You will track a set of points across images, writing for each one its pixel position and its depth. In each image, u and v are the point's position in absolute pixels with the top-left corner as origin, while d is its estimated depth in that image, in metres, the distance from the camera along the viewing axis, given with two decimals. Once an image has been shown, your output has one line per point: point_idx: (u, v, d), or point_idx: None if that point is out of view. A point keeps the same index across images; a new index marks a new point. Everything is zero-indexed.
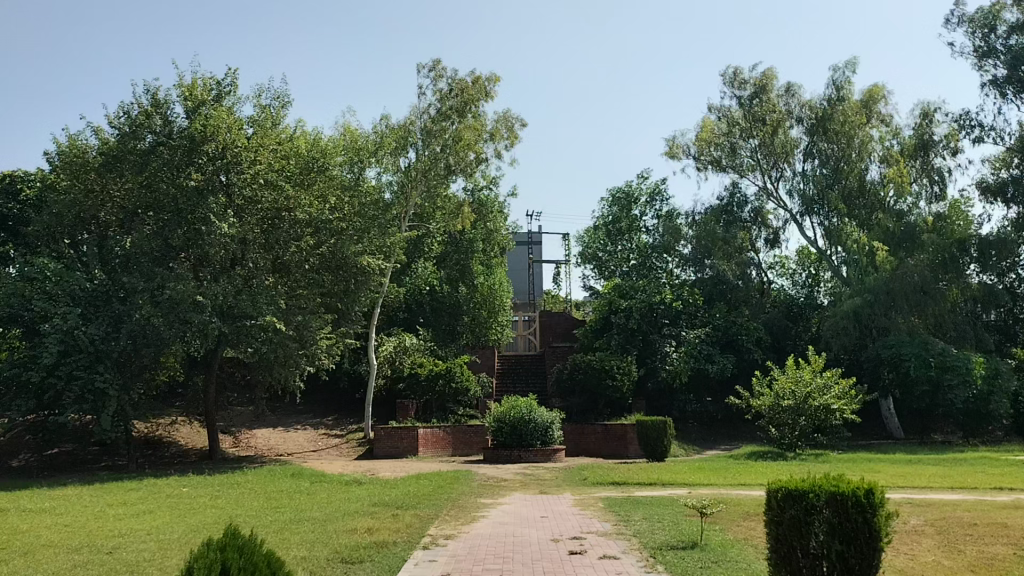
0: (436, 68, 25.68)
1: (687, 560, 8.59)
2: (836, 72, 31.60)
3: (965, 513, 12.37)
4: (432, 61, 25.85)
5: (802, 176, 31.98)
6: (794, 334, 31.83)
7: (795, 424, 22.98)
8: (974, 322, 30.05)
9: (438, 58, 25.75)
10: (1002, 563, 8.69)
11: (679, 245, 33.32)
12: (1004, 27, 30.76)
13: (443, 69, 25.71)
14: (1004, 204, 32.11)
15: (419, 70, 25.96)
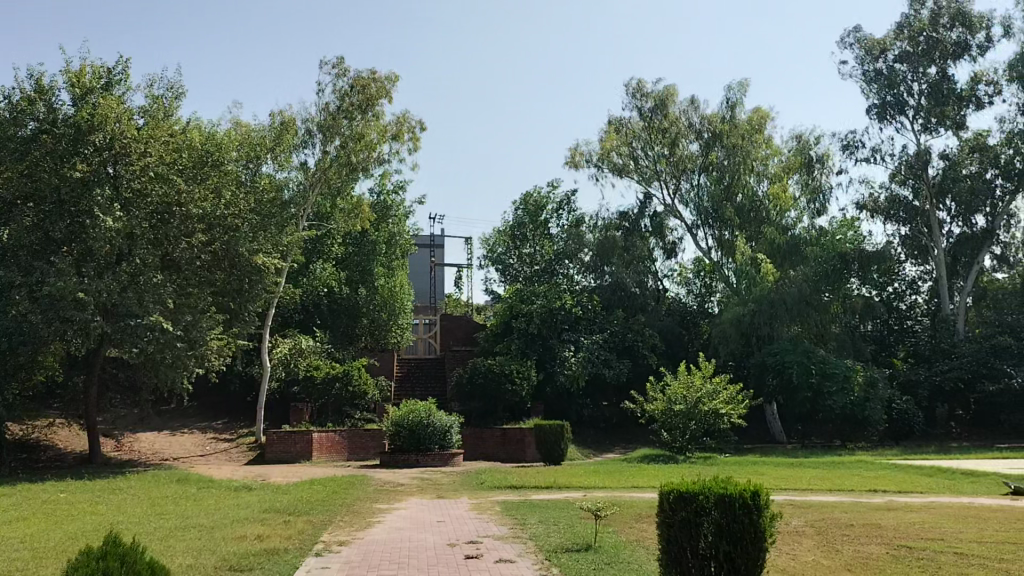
0: (339, 65, 25.26)
1: (582, 562, 8.71)
2: (728, 91, 32.69)
3: (843, 514, 13.00)
4: (336, 58, 25.40)
5: (698, 189, 33.01)
6: (685, 342, 32.90)
7: (685, 428, 23.61)
8: (853, 333, 31.61)
9: (341, 55, 25.33)
10: (876, 562, 9.19)
11: (581, 253, 33.82)
12: (889, 54, 32.53)
13: (345, 67, 25.31)
14: (884, 221, 33.87)
15: (320, 66, 25.43)
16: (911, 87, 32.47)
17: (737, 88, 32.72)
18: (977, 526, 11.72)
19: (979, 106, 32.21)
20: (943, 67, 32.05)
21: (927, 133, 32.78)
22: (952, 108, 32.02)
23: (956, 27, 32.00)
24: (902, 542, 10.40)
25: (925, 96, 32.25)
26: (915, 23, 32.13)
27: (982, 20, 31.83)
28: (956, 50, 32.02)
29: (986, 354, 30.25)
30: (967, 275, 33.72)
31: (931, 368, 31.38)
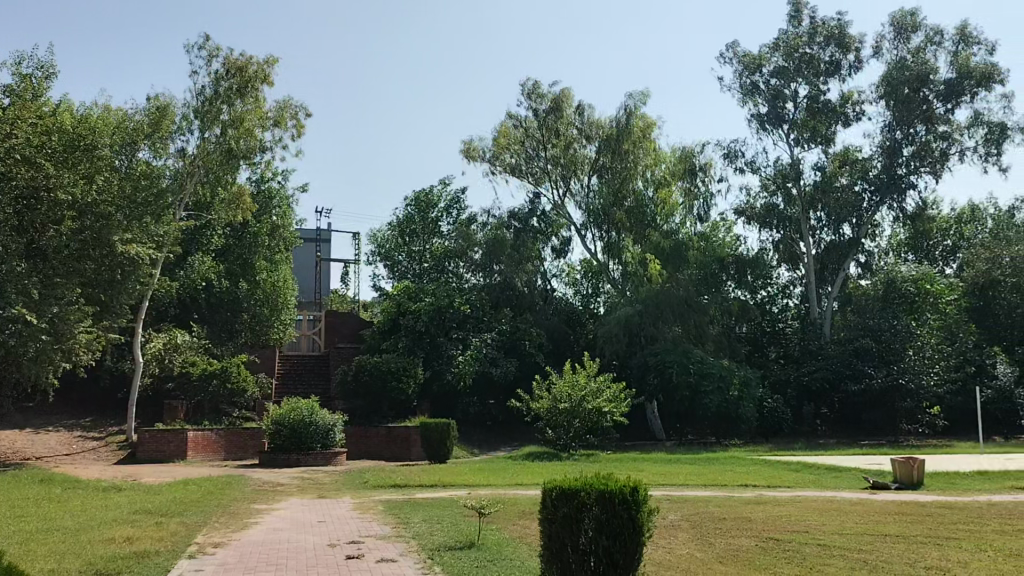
0: (208, 46, 24.34)
1: (464, 560, 8.68)
2: (631, 100, 33.28)
3: (717, 508, 13.48)
4: (204, 39, 24.42)
5: (589, 192, 33.60)
6: (571, 341, 33.62)
7: (569, 426, 24.05)
8: (730, 335, 32.92)
9: (209, 36, 24.42)
10: (745, 553, 9.56)
11: (471, 252, 33.84)
12: (765, 69, 34.04)
13: (215, 48, 24.42)
14: (761, 228, 35.30)
15: (187, 47, 24.40)
16: (788, 101, 34.00)
17: (638, 98, 33.30)
18: (838, 518, 12.38)
19: (850, 122, 34.07)
20: (816, 84, 33.72)
21: (800, 146, 34.49)
22: (825, 123, 33.79)
23: (831, 46, 33.75)
24: (770, 534, 10.86)
25: (800, 110, 33.85)
26: (792, 41, 33.71)
27: (854, 41, 33.68)
28: (830, 68, 33.82)
29: (851, 356, 32.11)
30: (834, 281, 35.63)
31: (800, 369, 33.11)
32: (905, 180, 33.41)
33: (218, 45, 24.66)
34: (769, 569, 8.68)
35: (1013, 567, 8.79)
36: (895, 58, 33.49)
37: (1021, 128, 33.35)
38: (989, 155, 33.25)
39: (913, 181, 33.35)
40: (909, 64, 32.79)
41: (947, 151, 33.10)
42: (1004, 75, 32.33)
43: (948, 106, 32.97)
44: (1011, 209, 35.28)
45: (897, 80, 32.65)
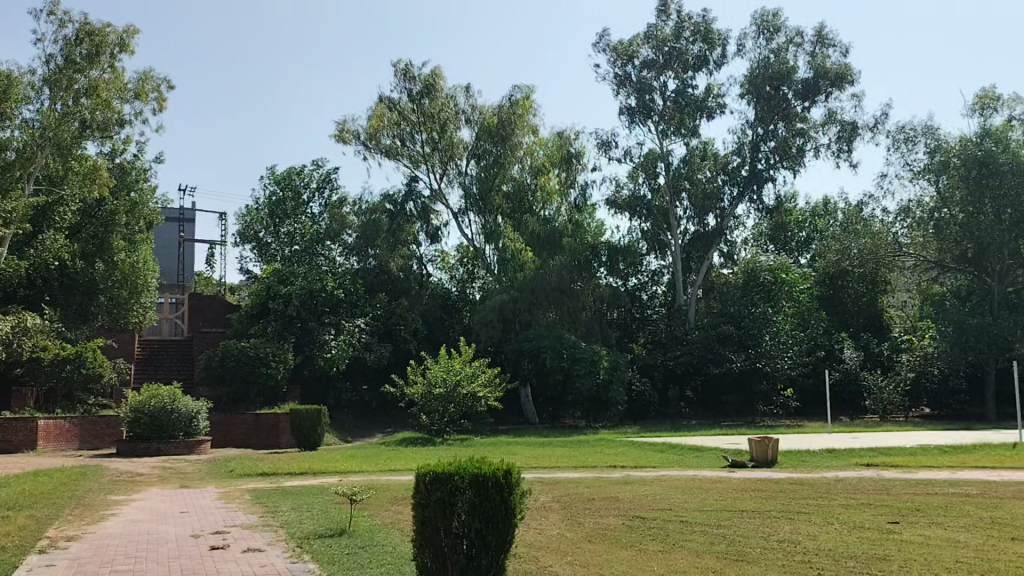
0: (56, 12, 22.76)
1: (334, 547, 8.52)
2: (515, 90, 33.40)
3: (586, 489, 13.80)
4: (53, 4, 22.90)
5: (466, 176, 33.56)
6: (447, 326, 34.03)
7: (444, 411, 24.00)
8: (601, 320, 33.80)
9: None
10: (612, 532, 9.84)
11: (344, 234, 33.34)
12: (636, 60, 34.94)
13: (65, 13, 22.90)
14: (631, 217, 36.10)
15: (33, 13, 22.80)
16: (658, 93, 34.96)
17: (523, 89, 33.47)
18: (700, 496, 12.92)
19: (715, 116, 35.39)
20: (683, 78, 34.93)
21: (667, 138, 35.65)
22: (690, 117, 35.02)
23: (698, 41, 34.90)
24: (637, 513, 11.22)
25: (669, 102, 34.93)
26: (660, 34, 34.62)
27: (720, 36, 35.00)
28: (697, 61, 34.96)
29: (713, 340, 33.68)
30: (698, 270, 37.00)
31: (667, 353, 34.34)
32: (765, 174, 35.16)
33: (67, 10, 23.13)
34: (634, 547, 8.97)
35: (856, 537, 9.43)
36: (758, 56, 35.03)
37: (869, 127, 35.60)
38: (840, 151, 35.34)
39: (773, 175, 35.04)
40: (772, 62, 34.35)
41: (803, 147, 34.87)
42: (855, 76, 34.47)
43: (806, 104, 34.73)
44: (859, 202, 37.65)
45: (760, 78, 34.21)
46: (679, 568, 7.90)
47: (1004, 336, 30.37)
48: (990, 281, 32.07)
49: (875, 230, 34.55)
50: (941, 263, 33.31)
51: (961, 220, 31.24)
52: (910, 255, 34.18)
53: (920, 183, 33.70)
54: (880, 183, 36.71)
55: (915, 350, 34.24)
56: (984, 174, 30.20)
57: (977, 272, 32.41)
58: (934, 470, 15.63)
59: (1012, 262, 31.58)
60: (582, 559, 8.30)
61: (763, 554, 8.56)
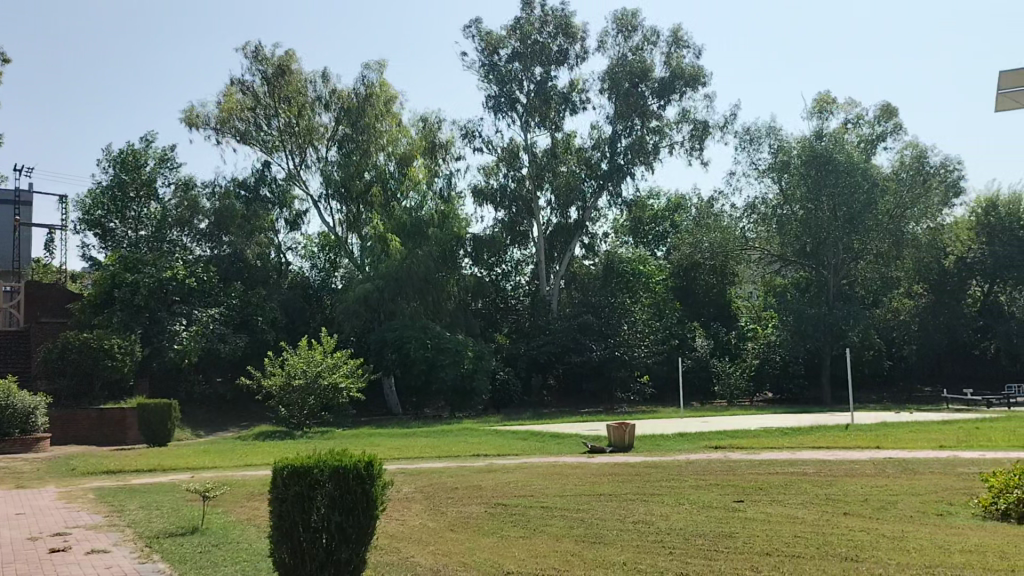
0: None
1: (187, 546, 8.17)
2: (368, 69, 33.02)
3: (450, 478, 13.86)
4: None
5: (327, 162, 32.77)
6: (307, 316, 33.17)
7: (303, 403, 23.42)
8: (466, 310, 34.03)
9: None
10: (475, 520, 9.93)
11: (195, 220, 31.93)
12: (502, 51, 35.22)
13: None
14: (495, 208, 36.35)
15: None
16: (520, 84, 35.42)
17: (376, 69, 33.14)
18: (560, 481, 13.24)
19: (576, 110, 36.16)
20: (547, 71, 35.48)
21: (530, 130, 36.26)
22: (553, 110, 35.68)
23: (559, 36, 35.45)
24: (498, 500, 11.37)
25: (532, 94, 35.42)
26: (526, 27, 34.98)
27: (580, 31, 35.68)
28: (559, 56, 35.58)
29: (575, 330, 34.49)
30: (561, 260, 37.64)
31: (530, 343, 34.90)
32: (624, 169, 36.21)
33: None
34: (496, 533, 9.08)
35: (705, 516, 9.93)
36: (618, 53, 36.01)
37: (719, 126, 37.35)
38: (693, 149, 36.94)
39: (631, 170, 36.12)
40: (630, 61, 35.41)
41: (659, 144, 36.17)
42: (707, 77, 36.07)
43: (662, 103, 36.00)
44: (711, 198, 39.41)
45: (619, 75, 35.23)
46: (540, 553, 8.07)
47: (837, 324, 32.74)
48: (826, 274, 34.54)
49: (724, 225, 36.24)
50: (783, 257, 35.46)
51: (801, 217, 33.42)
52: (756, 249, 36.08)
53: (765, 181, 35.62)
54: (729, 181, 38.63)
55: (759, 338, 36.44)
56: (822, 174, 32.34)
57: (815, 267, 34.74)
58: (776, 452, 16.67)
59: (846, 255, 34.08)
60: (444, 548, 8.32)
61: (620, 535, 8.86)
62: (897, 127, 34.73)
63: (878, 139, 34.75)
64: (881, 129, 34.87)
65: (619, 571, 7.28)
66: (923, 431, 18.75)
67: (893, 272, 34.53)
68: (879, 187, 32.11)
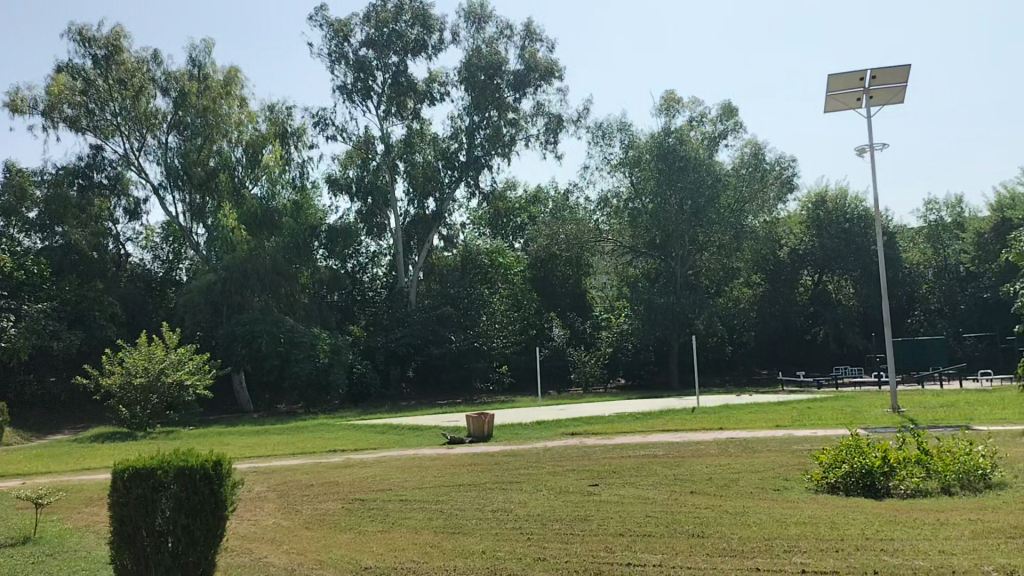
0: None
1: (16, 558, 7.56)
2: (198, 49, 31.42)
3: (305, 475, 13.53)
4: None
5: (169, 149, 31.04)
6: (150, 310, 31.57)
7: (146, 402, 22.20)
8: (320, 302, 33.47)
9: None
10: (331, 516, 9.73)
11: (24, 209, 29.27)
12: (354, 38, 34.53)
13: None
14: (348, 198, 35.61)
15: None
16: (376, 73, 34.91)
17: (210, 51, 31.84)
18: (418, 473, 13.19)
19: (434, 101, 36.03)
20: (402, 60, 35.13)
21: (386, 120, 35.82)
22: (410, 100, 35.33)
23: (415, 25, 35.17)
24: (356, 496, 11.20)
25: (387, 82, 35.02)
26: (379, 15, 34.47)
27: (436, 22, 35.55)
28: (415, 45, 35.28)
29: (433, 323, 34.61)
30: (419, 252, 37.34)
31: (387, 335, 34.50)
32: (481, 161, 36.38)
33: None
34: (353, 529, 8.94)
35: (562, 502, 10.16)
36: (473, 45, 36.12)
37: (572, 120, 38.16)
38: (548, 142, 37.59)
39: (487, 161, 36.39)
40: (485, 52, 35.61)
41: (515, 137, 36.59)
42: (560, 71, 36.78)
43: (517, 95, 36.42)
44: (566, 190, 40.18)
45: (475, 67, 35.36)
46: (398, 546, 8.00)
47: (684, 313, 34.29)
48: (673, 264, 36.02)
49: (579, 217, 37.10)
50: (634, 248, 36.54)
51: (650, 210, 34.72)
52: (609, 241, 37.09)
53: (617, 175, 36.67)
54: (584, 174, 39.54)
55: (612, 326, 37.64)
56: (670, 168, 33.71)
57: (663, 258, 36.19)
58: (627, 436, 17.30)
59: (691, 247, 35.70)
60: (300, 547, 8.11)
61: (477, 524, 8.93)
62: (737, 125, 36.70)
63: (721, 137, 36.57)
64: (723, 128, 36.69)
65: (477, 560, 7.33)
66: (761, 412, 19.97)
67: (733, 264, 36.11)
68: (720, 183, 33.87)
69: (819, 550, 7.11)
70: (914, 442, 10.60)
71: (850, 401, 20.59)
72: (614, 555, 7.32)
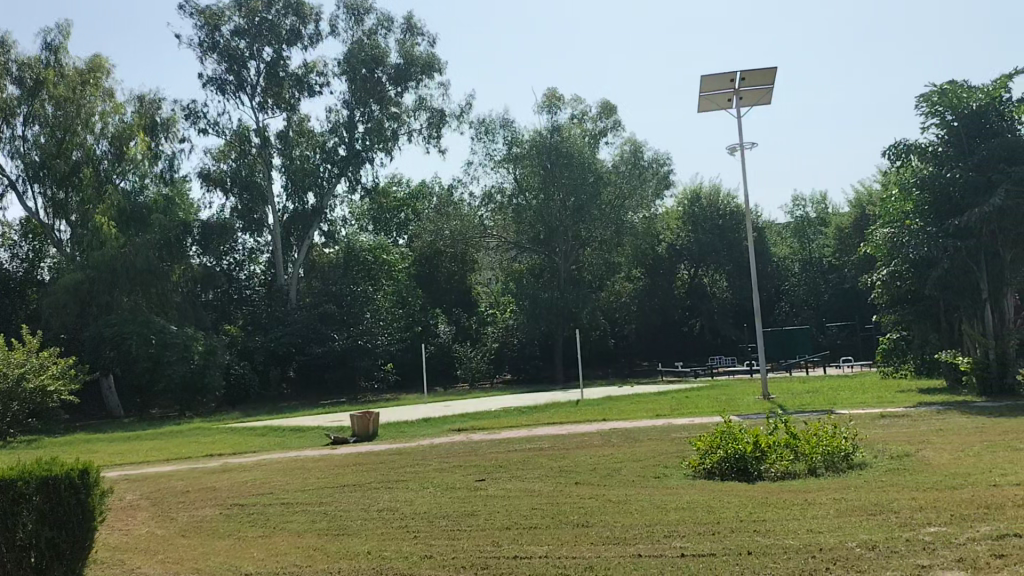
0: None
1: None
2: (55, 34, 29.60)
3: (180, 482, 12.99)
4: None
5: (26, 141, 29.04)
6: (8, 312, 29.64)
7: (5, 410, 20.81)
8: (194, 301, 32.28)
9: None
10: (209, 523, 9.38)
11: None
12: (225, 28, 33.38)
13: None
14: (223, 193, 34.34)
15: None
16: (249, 64, 33.90)
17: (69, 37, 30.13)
18: (301, 475, 12.89)
19: (312, 93, 35.24)
20: (277, 50, 34.17)
21: (262, 112, 34.82)
22: (287, 91, 34.46)
23: (289, 15, 34.24)
24: (235, 501, 10.83)
25: (261, 74, 34.08)
26: (251, 3, 33.43)
27: (311, 12, 34.74)
28: (289, 35, 34.37)
29: (314, 320, 33.91)
30: (299, 248, 36.44)
31: (266, 335, 33.52)
32: (363, 155, 35.76)
33: None
34: (232, 535, 8.64)
35: (448, 498, 10.13)
36: (353, 38, 35.54)
37: (455, 115, 38.10)
38: (431, 137, 37.39)
39: (369, 156, 35.86)
40: (366, 45, 35.12)
41: (397, 131, 36.19)
42: (441, 66, 36.64)
43: (399, 90, 36.10)
44: (450, 186, 40.10)
45: (356, 61, 34.83)
46: (280, 551, 7.79)
47: (568, 307, 34.89)
48: (557, 260, 36.43)
49: (464, 213, 37.09)
50: (518, 244, 36.69)
51: (534, 206, 35.08)
52: (493, 237, 37.16)
53: (500, 171, 36.88)
54: (467, 169, 39.50)
55: (497, 322, 37.96)
56: (553, 165, 34.28)
57: (547, 253, 36.45)
58: (513, 430, 17.44)
59: (574, 242, 36.25)
60: (175, 556, 7.77)
61: (363, 525, 8.79)
62: (616, 124, 37.58)
63: (601, 134, 37.32)
64: (603, 126, 37.50)
65: (363, 561, 7.20)
66: (642, 402, 20.53)
67: (615, 259, 36.42)
68: (602, 181, 34.67)
69: (697, 534, 7.35)
70: (785, 426, 11.11)
71: (725, 390, 21.45)
72: (500, 549, 7.34)
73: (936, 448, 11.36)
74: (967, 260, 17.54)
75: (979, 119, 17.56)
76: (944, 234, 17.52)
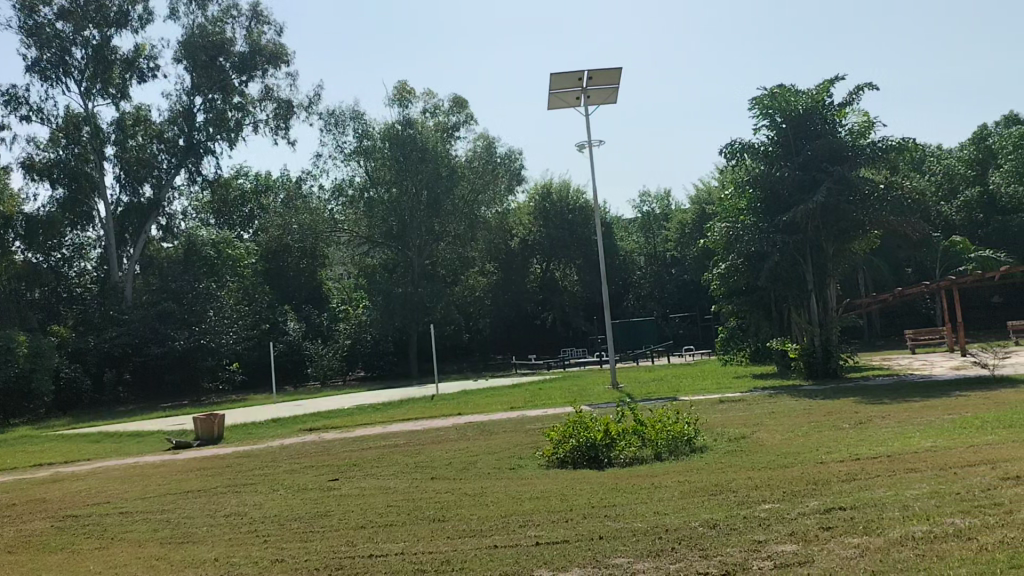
0: None
1: None
2: None
3: (5, 495, 12.03)
4: None
5: None
6: None
7: None
8: (17, 301, 29.99)
9: None
10: (39, 537, 8.76)
11: None
12: (48, 8, 31.11)
13: None
14: (49, 183, 31.93)
15: None
16: (73, 48, 31.77)
17: None
18: (143, 483, 12.23)
19: (143, 78, 33.55)
20: (104, 33, 32.20)
21: (91, 98, 32.66)
22: (117, 74, 32.72)
23: None
24: (68, 512, 10.15)
25: (87, 58, 32.00)
26: None
27: None
28: (118, 18, 32.51)
29: (153, 319, 32.11)
30: (136, 243, 34.53)
31: (100, 335, 31.53)
32: (202, 146, 34.36)
33: None
34: (66, 548, 8.10)
35: (301, 499, 9.89)
36: (193, 23, 33.96)
37: (303, 106, 37.19)
38: (278, 128, 36.30)
39: (210, 146, 34.44)
40: (207, 30, 33.66)
41: (241, 122, 34.73)
42: (288, 56, 35.63)
43: (243, 79, 34.88)
44: (298, 179, 39.26)
45: (196, 46, 33.29)
46: (120, 562, 7.38)
47: (423, 303, 34.88)
48: (411, 255, 35.97)
49: (312, 207, 36.34)
50: (370, 239, 35.81)
51: (389, 201, 34.78)
52: (344, 232, 36.35)
53: (351, 165, 36.28)
54: (316, 162, 38.69)
55: (349, 318, 37.23)
56: (406, 158, 34.12)
57: (399, 249, 35.90)
58: (368, 428, 17.24)
59: (427, 237, 36.15)
60: None
61: (210, 531, 8.45)
62: (468, 118, 37.74)
63: (454, 129, 37.39)
64: (455, 120, 37.52)
65: (210, 568, 6.94)
66: (496, 395, 20.79)
67: (469, 252, 37.15)
68: (456, 175, 34.91)
69: (550, 522, 7.52)
70: (633, 414, 11.54)
71: (576, 381, 22.05)
72: (355, 548, 7.24)
73: (769, 430, 12.14)
74: (796, 254, 18.68)
75: (805, 121, 18.79)
76: (775, 229, 18.69)
